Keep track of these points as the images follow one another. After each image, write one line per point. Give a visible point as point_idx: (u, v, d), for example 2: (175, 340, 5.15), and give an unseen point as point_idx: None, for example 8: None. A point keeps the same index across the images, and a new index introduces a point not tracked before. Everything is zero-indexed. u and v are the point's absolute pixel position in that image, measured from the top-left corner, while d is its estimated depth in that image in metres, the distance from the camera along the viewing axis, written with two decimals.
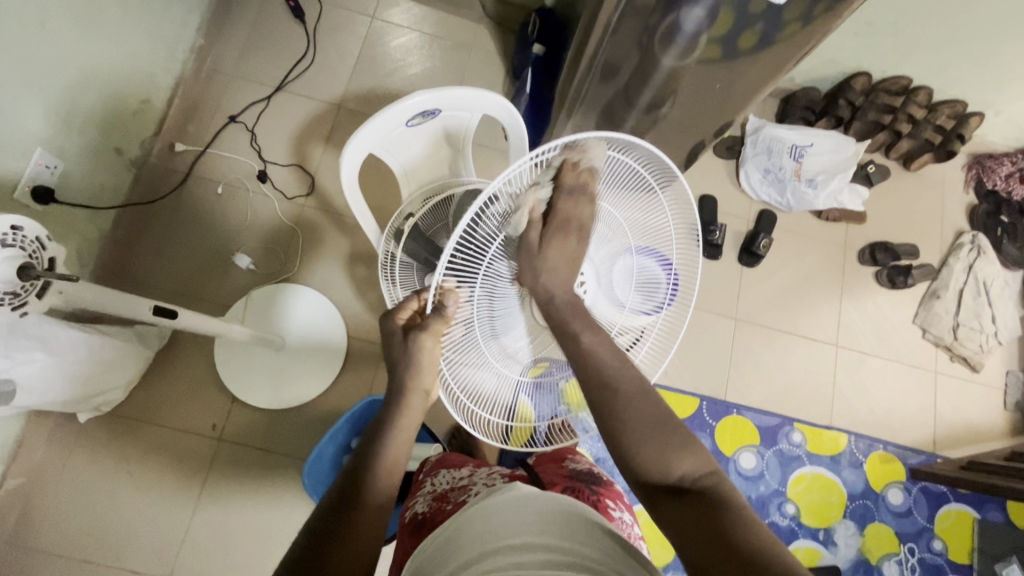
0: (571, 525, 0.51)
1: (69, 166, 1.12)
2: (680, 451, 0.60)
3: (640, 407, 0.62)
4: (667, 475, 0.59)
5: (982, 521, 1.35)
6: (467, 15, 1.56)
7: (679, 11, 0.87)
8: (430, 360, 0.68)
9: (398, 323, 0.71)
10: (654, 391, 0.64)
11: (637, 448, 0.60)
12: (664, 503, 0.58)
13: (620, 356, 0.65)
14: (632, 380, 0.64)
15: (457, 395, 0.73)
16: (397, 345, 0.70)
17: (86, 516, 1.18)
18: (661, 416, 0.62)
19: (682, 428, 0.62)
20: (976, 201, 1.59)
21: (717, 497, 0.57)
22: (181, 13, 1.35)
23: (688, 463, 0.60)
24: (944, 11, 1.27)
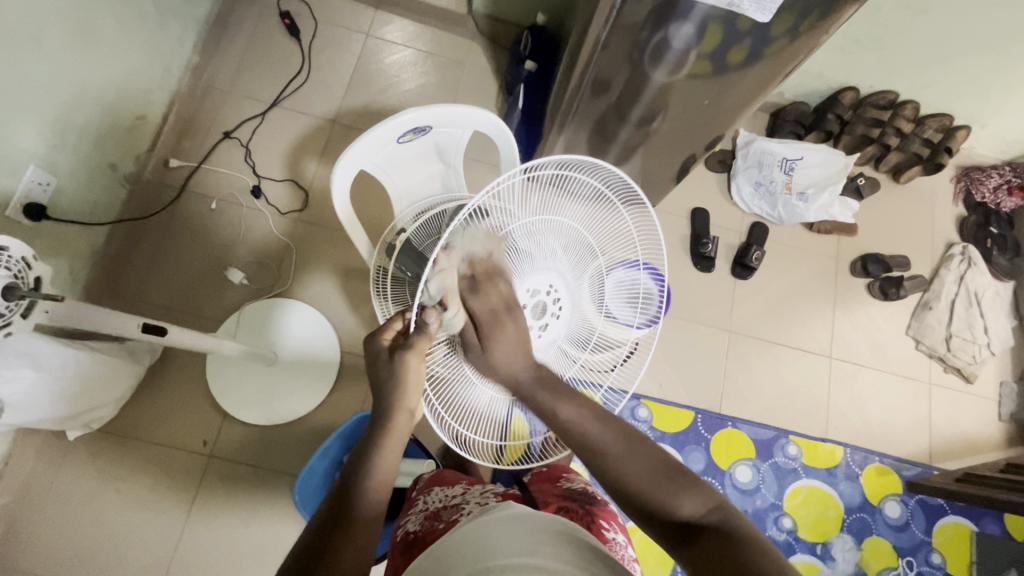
0: (567, 547, 0.50)
1: (62, 182, 1.12)
2: (682, 490, 0.59)
3: (628, 461, 0.62)
4: (678, 516, 0.58)
5: (980, 534, 1.34)
6: (460, 32, 1.59)
7: (668, 28, 0.88)
8: (415, 378, 0.66)
9: (383, 344, 0.68)
10: (640, 435, 0.64)
11: (644, 502, 0.59)
12: (681, 551, 0.56)
13: (602, 415, 0.66)
14: (617, 435, 0.64)
15: (441, 414, 0.72)
16: (382, 367, 0.67)
17: (73, 536, 1.16)
18: (651, 458, 0.61)
19: (676, 468, 0.61)
20: (966, 213, 1.61)
21: (725, 529, 0.55)
22: (177, 31, 1.36)
23: (693, 500, 0.58)
24: (928, 27, 1.30)
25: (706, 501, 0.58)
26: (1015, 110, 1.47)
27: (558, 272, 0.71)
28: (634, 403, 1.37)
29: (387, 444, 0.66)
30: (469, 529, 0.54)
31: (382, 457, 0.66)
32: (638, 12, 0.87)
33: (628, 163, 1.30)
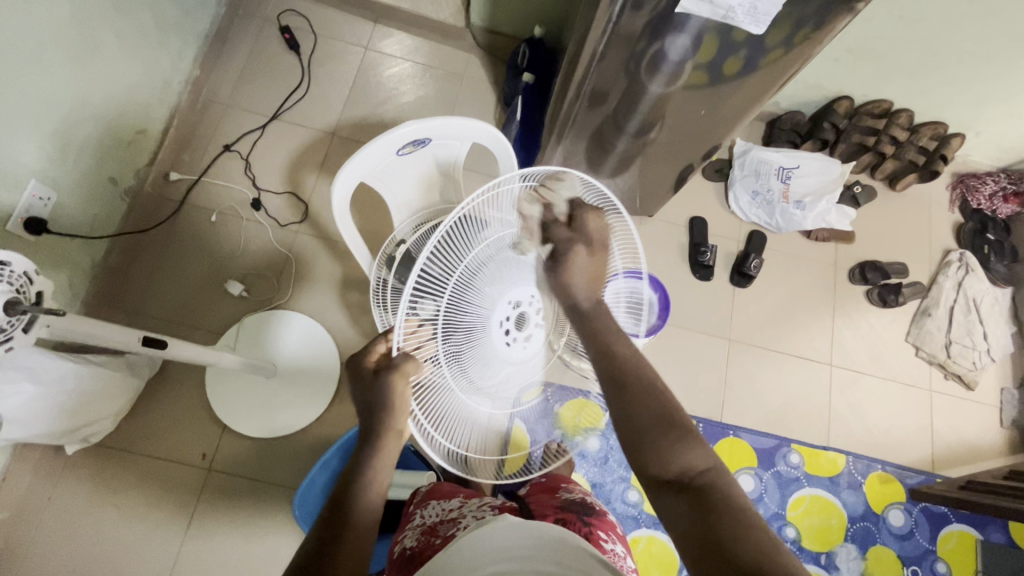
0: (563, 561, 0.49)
1: (63, 197, 1.13)
2: (683, 446, 0.58)
3: (644, 402, 0.61)
4: (667, 469, 0.58)
5: (985, 542, 1.33)
6: (458, 45, 1.60)
7: (664, 40, 0.90)
8: (402, 403, 0.63)
9: (368, 365, 0.67)
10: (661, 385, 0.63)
11: (638, 447, 0.60)
12: (667, 495, 0.57)
13: (636, 356, 0.65)
14: (640, 378, 0.63)
15: (433, 435, 0.68)
16: (370, 386, 0.65)
17: (69, 553, 1.15)
18: (667, 409, 0.61)
19: (685, 425, 0.60)
20: (962, 219, 1.61)
21: (720, 491, 0.55)
22: (177, 46, 1.38)
23: (696, 457, 0.58)
24: (921, 37, 1.32)
25: (706, 461, 0.58)
26: (1009, 118, 1.48)
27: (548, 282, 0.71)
28: None
29: (379, 459, 0.67)
30: (473, 538, 0.54)
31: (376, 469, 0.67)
32: (634, 24, 0.88)
33: (626, 172, 1.31)
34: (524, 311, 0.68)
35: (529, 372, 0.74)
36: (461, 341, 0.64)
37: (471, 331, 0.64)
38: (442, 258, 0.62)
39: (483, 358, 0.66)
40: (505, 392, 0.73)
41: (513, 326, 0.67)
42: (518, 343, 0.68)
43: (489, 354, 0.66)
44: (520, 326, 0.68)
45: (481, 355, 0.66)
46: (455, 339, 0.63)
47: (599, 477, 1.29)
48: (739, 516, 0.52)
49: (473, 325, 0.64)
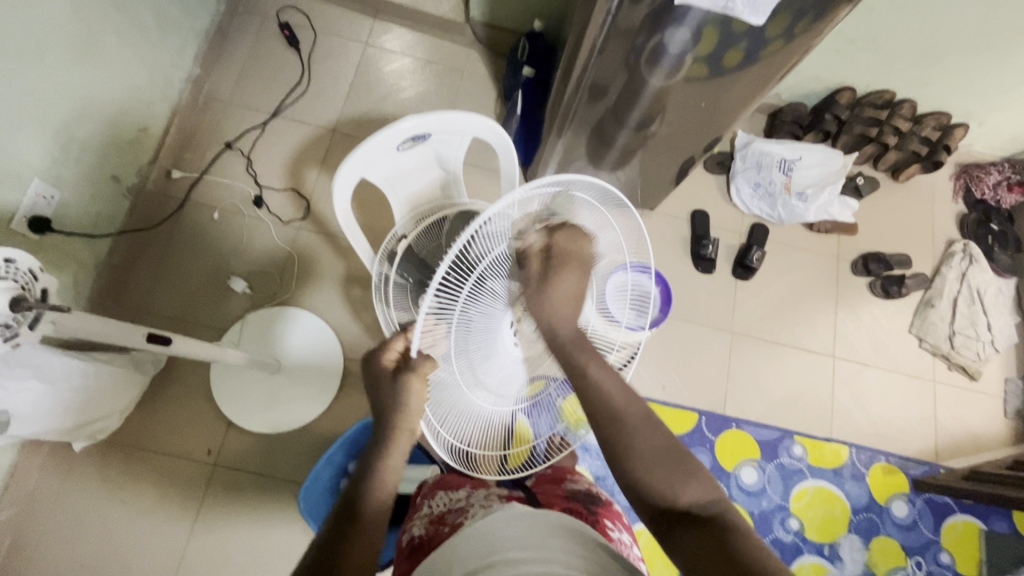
0: (578, 552, 0.49)
1: (66, 196, 1.13)
2: (686, 480, 0.59)
3: (638, 442, 0.61)
4: (672, 502, 0.59)
5: (989, 532, 1.33)
6: (458, 40, 1.60)
7: (664, 33, 0.89)
8: (417, 403, 0.67)
9: (385, 363, 0.68)
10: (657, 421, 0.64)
11: (648, 487, 0.59)
12: (675, 531, 0.57)
13: (629, 393, 0.65)
14: (636, 414, 0.63)
15: (439, 430, 0.71)
16: (385, 386, 0.67)
17: (79, 548, 1.16)
18: (658, 443, 0.62)
19: (684, 457, 0.61)
20: (965, 210, 1.61)
21: (725, 520, 0.56)
22: (177, 44, 1.38)
23: (694, 489, 0.59)
24: (924, 27, 1.30)
25: (705, 491, 0.59)
26: (1013, 107, 1.47)
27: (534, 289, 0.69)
28: None
29: (391, 455, 0.68)
30: (478, 526, 0.54)
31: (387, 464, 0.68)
32: (635, 16, 0.88)
33: (627, 166, 1.30)
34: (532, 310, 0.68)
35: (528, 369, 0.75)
36: (473, 343, 0.63)
37: (483, 333, 0.63)
38: (465, 260, 0.58)
39: (490, 353, 0.67)
40: (507, 391, 0.74)
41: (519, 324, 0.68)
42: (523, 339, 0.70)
43: (499, 351, 0.68)
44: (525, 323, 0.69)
45: (491, 354, 0.67)
46: (467, 341, 0.62)
47: (602, 470, 1.30)
48: (750, 543, 0.53)
49: (485, 327, 0.63)
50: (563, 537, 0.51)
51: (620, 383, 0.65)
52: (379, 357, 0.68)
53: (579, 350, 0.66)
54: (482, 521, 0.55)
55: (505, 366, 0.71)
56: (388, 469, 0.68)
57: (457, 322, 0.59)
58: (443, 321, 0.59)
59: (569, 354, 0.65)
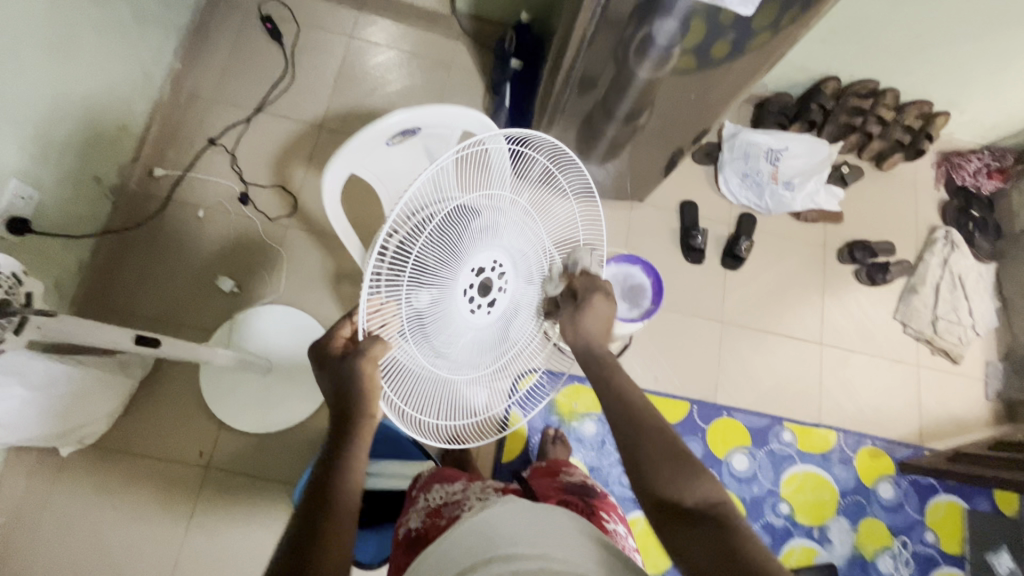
0: (576, 547, 0.49)
1: (45, 196, 1.11)
2: (694, 477, 0.58)
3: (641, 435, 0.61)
4: (681, 499, 0.57)
5: (971, 511, 1.37)
6: (444, 32, 1.58)
7: (652, 24, 0.89)
8: (370, 384, 0.62)
9: (335, 349, 0.67)
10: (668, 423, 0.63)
11: (653, 476, 0.59)
12: (676, 529, 0.55)
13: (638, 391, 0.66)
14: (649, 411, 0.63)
15: (401, 409, 0.66)
16: (335, 369, 0.64)
17: (70, 554, 1.15)
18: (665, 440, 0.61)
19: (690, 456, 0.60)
20: (947, 197, 1.63)
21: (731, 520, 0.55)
22: (156, 39, 1.34)
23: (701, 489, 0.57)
24: (907, 17, 1.32)
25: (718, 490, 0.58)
26: (993, 96, 1.49)
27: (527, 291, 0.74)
28: None
29: (358, 445, 0.64)
30: (475, 520, 0.54)
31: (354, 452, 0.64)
32: (623, 8, 0.88)
33: (616, 158, 1.31)
34: (488, 277, 0.67)
35: (493, 341, 0.72)
36: (427, 313, 0.62)
37: (438, 302, 0.63)
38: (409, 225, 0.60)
39: (449, 326, 0.65)
40: (472, 360, 0.71)
41: (477, 293, 0.66)
42: (481, 309, 0.67)
43: (454, 321, 0.66)
44: (484, 292, 0.67)
45: (446, 325, 0.65)
46: (420, 311, 0.62)
47: (596, 461, 1.30)
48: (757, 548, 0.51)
49: (439, 296, 0.63)
50: (558, 533, 0.50)
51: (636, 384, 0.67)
52: (334, 345, 0.67)
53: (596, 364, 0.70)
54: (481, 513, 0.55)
55: (469, 341, 0.68)
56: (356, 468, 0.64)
57: (405, 286, 0.60)
58: (390, 290, 0.59)
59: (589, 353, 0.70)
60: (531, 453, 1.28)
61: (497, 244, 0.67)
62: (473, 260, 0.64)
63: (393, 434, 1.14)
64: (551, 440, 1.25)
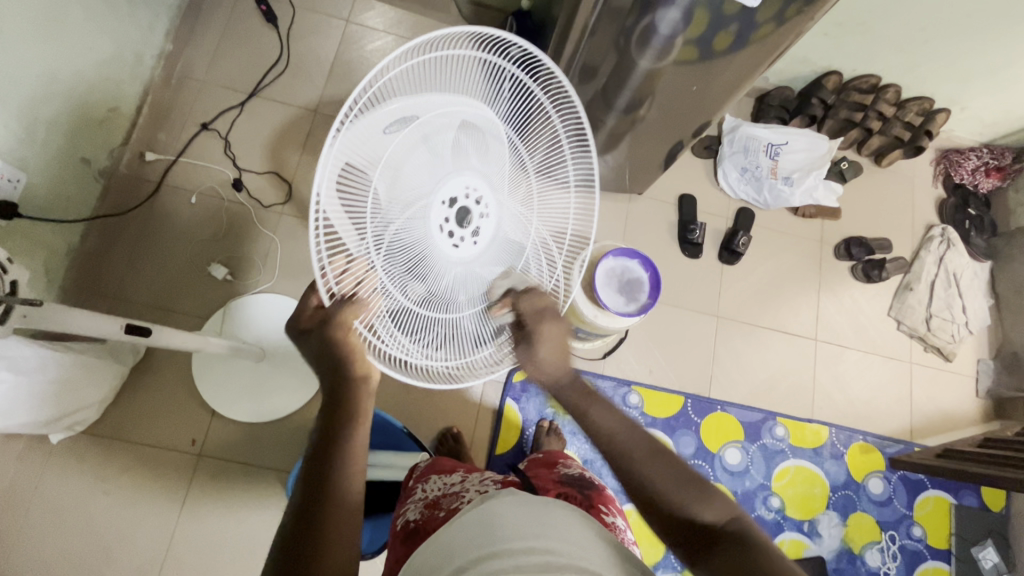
0: (578, 543, 0.50)
1: (32, 179, 1.08)
2: (703, 499, 0.62)
3: (649, 466, 0.65)
4: (692, 524, 0.60)
5: (958, 506, 1.39)
6: (443, 18, 1.55)
7: (655, 13, 0.87)
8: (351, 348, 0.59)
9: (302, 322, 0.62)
10: (671, 454, 0.66)
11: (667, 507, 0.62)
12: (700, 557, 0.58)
13: (629, 425, 0.68)
14: (644, 446, 0.66)
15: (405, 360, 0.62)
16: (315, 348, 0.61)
17: (61, 542, 1.14)
18: (662, 469, 0.64)
19: (695, 479, 0.64)
20: (944, 195, 1.64)
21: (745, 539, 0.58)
22: (147, 19, 1.31)
23: (712, 509, 0.61)
24: (911, 12, 1.30)
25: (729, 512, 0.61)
26: (993, 94, 1.49)
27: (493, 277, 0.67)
28: (625, 390, 1.38)
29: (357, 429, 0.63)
30: (477, 511, 0.54)
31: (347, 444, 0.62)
32: None
33: (616, 150, 1.29)
34: (464, 206, 0.62)
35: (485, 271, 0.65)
36: (404, 260, 0.60)
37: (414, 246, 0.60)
38: (351, 187, 0.57)
39: (435, 265, 0.62)
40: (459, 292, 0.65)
41: (455, 226, 0.62)
42: (465, 241, 0.63)
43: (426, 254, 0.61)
44: (463, 223, 0.62)
45: (431, 265, 0.62)
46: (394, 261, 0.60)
47: (591, 453, 1.31)
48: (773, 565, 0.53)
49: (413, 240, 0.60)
50: (562, 528, 0.51)
51: (621, 419, 0.69)
52: (306, 311, 0.63)
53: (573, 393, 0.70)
54: (482, 504, 0.55)
55: (463, 279, 0.64)
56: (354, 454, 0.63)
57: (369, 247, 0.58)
58: (355, 250, 0.57)
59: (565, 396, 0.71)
60: (526, 444, 1.28)
61: (466, 167, 0.62)
62: (441, 192, 0.61)
63: (387, 424, 1.14)
64: (546, 432, 1.26)
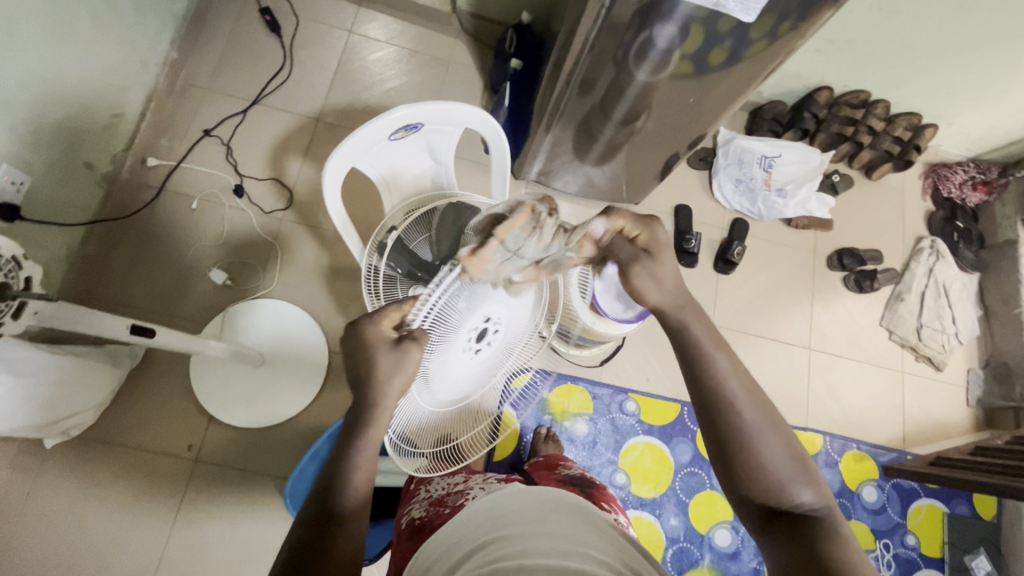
0: (583, 528, 0.50)
1: (36, 182, 1.09)
2: (800, 480, 0.60)
3: (766, 436, 0.62)
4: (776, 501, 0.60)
5: (951, 515, 1.40)
6: (444, 30, 1.58)
7: (652, 29, 0.90)
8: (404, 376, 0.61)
9: (380, 330, 0.63)
10: (785, 428, 0.63)
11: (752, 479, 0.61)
12: (774, 530, 0.59)
13: (748, 382, 0.65)
14: (762, 415, 0.63)
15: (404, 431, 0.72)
16: (382, 355, 0.61)
17: (52, 550, 1.12)
18: (781, 444, 0.62)
19: (804, 460, 0.62)
20: (933, 208, 1.67)
21: (831, 526, 0.58)
22: (153, 26, 1.33)
23: (809, 491, 0.60)
24: (899, 29, 1.34)
25: (821, 498, 0.60)
26: (980, 109, 1.53)
27: (481, 358, 0.70)
28: (622, 397, 1.37)
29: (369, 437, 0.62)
30: (488, 502, 0.56)
31: (359, 457, 0.61)
32: (624, 12, 0.89)
33: (613, 160, 1.32)
34: (486, 330, 0.66)
35: (477, 374, 0.74)
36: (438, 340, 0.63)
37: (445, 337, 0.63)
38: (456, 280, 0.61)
39: (445, 363, 0.66)
40: (450, 390, 0.72)
41: (476, 341, 0.66)
42: (472, 351, 0.67)
43: (446, 358, 0.65)
44: (481, 339, 0.66)
45: (444, 359, 0.65)
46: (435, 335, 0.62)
47: (589, 460, 1.31)
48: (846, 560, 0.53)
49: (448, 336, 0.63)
50: (568, 515, 0.52)
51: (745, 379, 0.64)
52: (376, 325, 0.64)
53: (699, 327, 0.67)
54: (489, 499, 0.57)
55: (462, 378, 0.71)
56: (360, 466, 0.62)
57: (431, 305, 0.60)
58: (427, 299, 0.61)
59: (684, 331, 0.67)
60: (524, 450, 1.30)
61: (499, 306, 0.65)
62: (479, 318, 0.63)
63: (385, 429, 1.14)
64: (544, 438, 1.27)
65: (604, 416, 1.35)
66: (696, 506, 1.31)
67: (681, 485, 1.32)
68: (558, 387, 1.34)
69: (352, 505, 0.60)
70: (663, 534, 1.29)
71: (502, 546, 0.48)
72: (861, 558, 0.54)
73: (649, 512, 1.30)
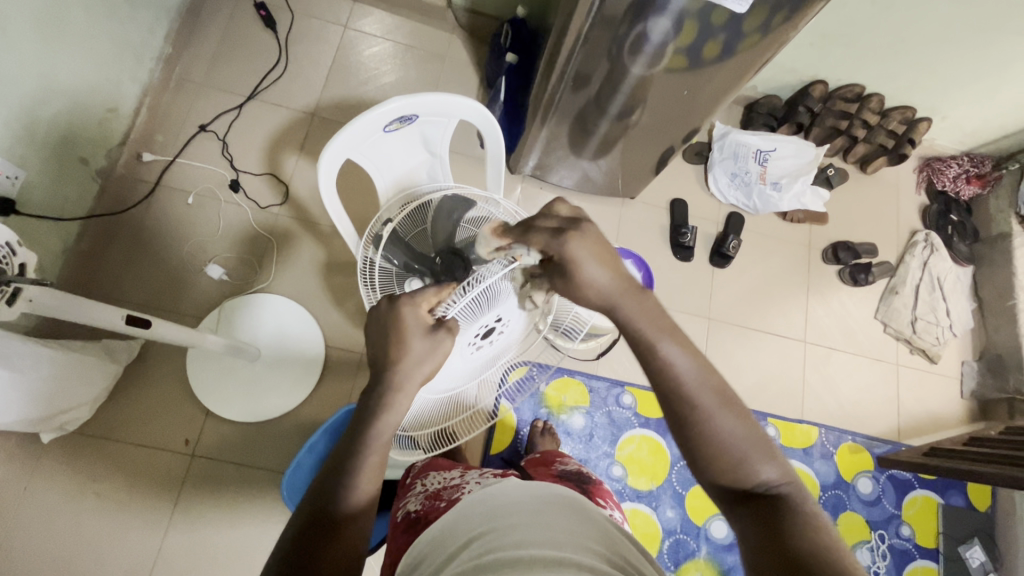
0: (581, 519, 0.51)
1: (31, 177, 1.09)
2: (764, 460, 0.57)
3: (721, 420, 0.58)
4: (741, 484, 0.57)
5: (945, 505, 1.41)
6: (439, 25, 1.58)
7: (646, 22, 0.90)
8: (433, 365, 0.63)
9: (421, 310, 0.64)
10: (742, 406, 0.59)
11: (708, 461, 0.58)
12: (738, 509, 0.56)
13: (704, 365, 0.60)
14: (715, 396, 0.59)
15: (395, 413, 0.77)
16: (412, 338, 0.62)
17: (49, 544, 1.13)
18: (741, 427, 0.58)
19: (766, 440, 0.58)
20: (927, 201, 1.68)
21: (800, 505, 0.55)
22: (148, 21, 1.33)
23: (776, 469, 0.57)
24: (892, 23, 1.35)
25: (785, 474, 0.57)
26: (972, 102, 1.54)
27: (484, 352, 0.74)
28: (619, 391, 1.38)
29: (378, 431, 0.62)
30: (483, 494, 0.57)
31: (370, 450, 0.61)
32: (618, 5, 0.89)
33: (609, 155, 1.32)
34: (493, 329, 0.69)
35: (471, 370, 0.76)
36: (461, 329, 0.65)
37: (464, 327, 0.65)
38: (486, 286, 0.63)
39: (457, 353, 0.69)
40: (450, 385, 0.75)
41: (482, 338, 0.69)
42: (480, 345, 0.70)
43: (457, 352, 0.68)
44: (486, 335, 0.69)
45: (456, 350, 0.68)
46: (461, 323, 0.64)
47: (585, 453, 1.32)
48: (807, 537, 0.50)
49: (463, 328, 0.65)
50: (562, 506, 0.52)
51: (694, 359, 0.60)
52: (414, 305, 0.64)
53: (649, 323, 0.61)
54: (485, 489, 0.58)
55: (462, 370, 0.74)
56: (370, 460, 0.61)
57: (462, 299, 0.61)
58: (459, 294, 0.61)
59: (633, 325, 0.62)
60: (521, 444, 1.30)
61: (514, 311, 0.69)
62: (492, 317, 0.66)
63: None
64: (540, 432, 1.27)
65: (601, 409, 1.35)
66: (693, 499, 1.32)
67: (678, 478, 1.33)
68: (556, 379, 1.35)
69: (358, 500, 0.59)
70: (660, 526, 1.29)
71: (496, 538, 0.48)
72: (828, 534, 0.51)
73: (646, 504, 1.30)
